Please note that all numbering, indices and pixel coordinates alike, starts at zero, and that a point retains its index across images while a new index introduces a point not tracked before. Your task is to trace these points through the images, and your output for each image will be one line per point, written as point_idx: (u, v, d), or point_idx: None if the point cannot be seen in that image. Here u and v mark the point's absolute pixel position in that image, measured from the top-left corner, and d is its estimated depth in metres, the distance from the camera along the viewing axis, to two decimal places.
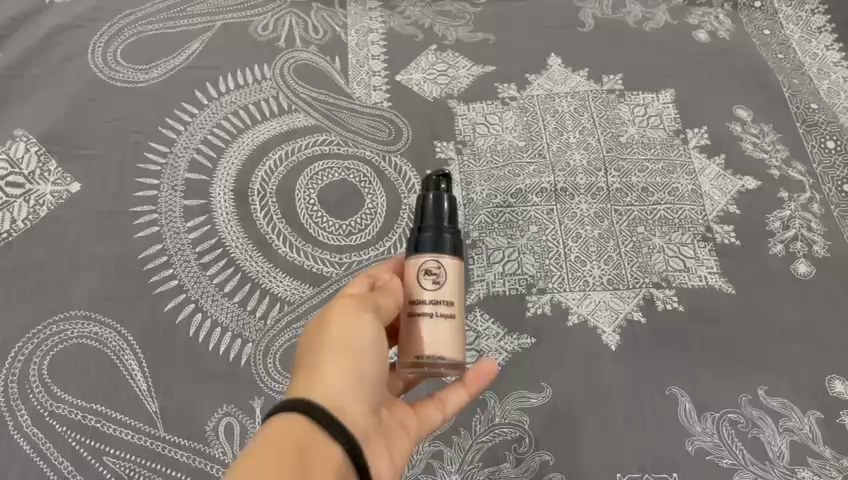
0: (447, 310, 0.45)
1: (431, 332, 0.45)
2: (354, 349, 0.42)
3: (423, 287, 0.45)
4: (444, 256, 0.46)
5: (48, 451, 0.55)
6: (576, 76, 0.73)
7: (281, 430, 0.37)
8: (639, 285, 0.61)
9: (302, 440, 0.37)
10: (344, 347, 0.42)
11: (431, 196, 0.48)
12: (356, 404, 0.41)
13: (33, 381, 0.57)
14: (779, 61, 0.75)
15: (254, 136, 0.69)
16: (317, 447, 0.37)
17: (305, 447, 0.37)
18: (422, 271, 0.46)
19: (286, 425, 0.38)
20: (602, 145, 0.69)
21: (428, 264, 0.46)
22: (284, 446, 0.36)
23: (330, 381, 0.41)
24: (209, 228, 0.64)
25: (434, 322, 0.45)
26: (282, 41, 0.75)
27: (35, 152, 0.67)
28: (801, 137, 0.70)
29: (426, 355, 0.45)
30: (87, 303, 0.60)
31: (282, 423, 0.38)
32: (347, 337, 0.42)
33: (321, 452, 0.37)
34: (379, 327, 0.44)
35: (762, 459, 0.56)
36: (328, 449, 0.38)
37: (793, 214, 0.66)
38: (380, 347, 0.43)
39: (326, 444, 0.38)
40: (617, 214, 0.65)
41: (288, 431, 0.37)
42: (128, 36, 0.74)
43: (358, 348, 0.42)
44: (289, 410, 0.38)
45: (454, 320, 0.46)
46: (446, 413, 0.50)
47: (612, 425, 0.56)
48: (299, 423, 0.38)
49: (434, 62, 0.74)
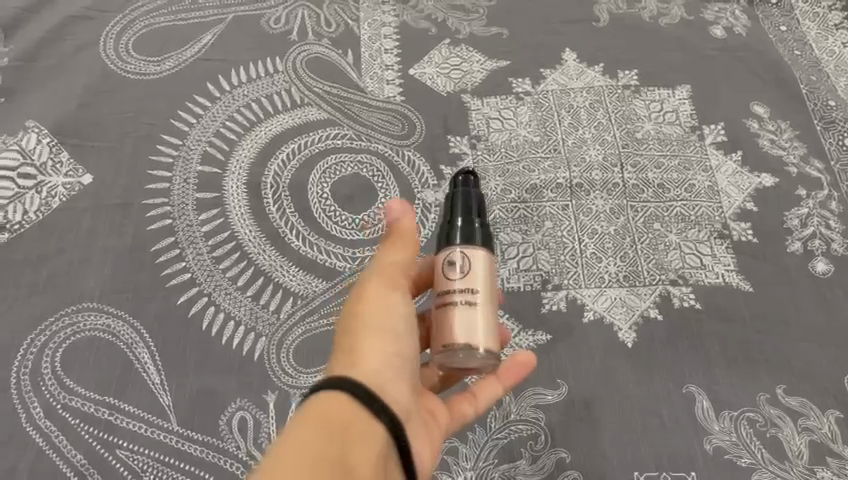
0: (471, 298, 0.44)
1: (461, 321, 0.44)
2: (385, 329, 0.43)
3: (450, 277, 0.45)
4: (473, 247, 0.46)
5: (60, 444, 0.54)
6: (591, 72, 0.72)
7: (319, 408, 0.36)
8: (655, 282, 0.61)
9: (342, 417, 0.36)
10: (376, 328, 0.42)
11: (460, 193, 0.48)
12: (396, 384, 0.41)
13: (46, 373, 0.57)
14: (796, 57, 0.74)
15: (267, 129, 0.68)
16: (357, 423, 0.36)
17: (345, 424, 0.36)
18: (449, 262, 0.45)
19: (324, 402, 0.37)
20: (618, 141, 0.68)
21: (456, 255, 0.45)
22: (323, 426, 0.35)
23: (369, 360, 0.41)
24: (222, 222, 0.64)
25: (462, 309, 0.44)
26: (294, 34, 0.74)
27: (47, 143, 0.67)
28: (818, 135, 0.69)
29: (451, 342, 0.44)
30: (100, 296, 0.60)
31: (320, 401, 0.37)
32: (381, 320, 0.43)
33: (363, 429, 0.36)
34: (405, 310, 0.44)
35: (781, 458, 0.55)
36: (369, 425, 0.37)
37: (811, 212, 0.65)
38: (410, 330, 0.44)
39: (365, 420, 0.37)
40: (633, 210, 0.64)
41: (326, 409, 0.36)
42: (140, 28, 0.74)
43: (390, 328, 0.43)
44: (326, 389, 0.38)
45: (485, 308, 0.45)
46: (479, 407, 0.49)
47: (629, 424, 0.55)
48: (337, 400, 0.37)
49: (448, 56, 0.73)
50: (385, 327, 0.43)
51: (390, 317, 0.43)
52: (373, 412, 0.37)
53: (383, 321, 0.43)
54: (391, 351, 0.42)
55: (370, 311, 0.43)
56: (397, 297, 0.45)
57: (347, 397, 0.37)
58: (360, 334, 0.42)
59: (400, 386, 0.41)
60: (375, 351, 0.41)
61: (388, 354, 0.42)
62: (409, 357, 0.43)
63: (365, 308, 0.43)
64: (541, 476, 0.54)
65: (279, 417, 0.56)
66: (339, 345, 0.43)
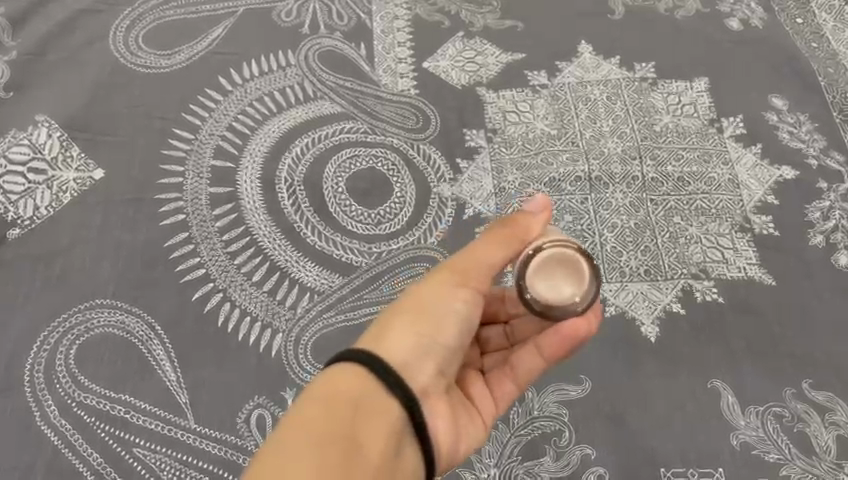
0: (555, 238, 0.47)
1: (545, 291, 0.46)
2: (425, 311, 0.44)
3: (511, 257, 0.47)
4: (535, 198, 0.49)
5: (76, 442, 0.53)
6: (607, 64, 0.71)
7: (334, 383, 0.38)
8: (677, 276, 0.60)
9: (355, 391, 0.38)
10: (412, 306, 0.44)
11: None
12: (419, 364, 0.42)
13: (59, 371, 0.56)
14: (813, 50, 0.73)
15: (281, 123, 0.67)
16: (371, 400, 0.38)
17: (359, 400, 0.37)
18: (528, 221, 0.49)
19: (339, 376, 0.38)
20: (636, 134, 0.67)
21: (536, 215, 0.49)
22: (336, 400, 0.37)
23: (392, 336, 0.42)
24: (236, 217, 0.63)
25: (542, 271, 0.46)
26: (305, 27, 0.73)
27: (58, 138, 0.66)
28: (837, 127, 0.69)
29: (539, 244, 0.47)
30: (113, 292, 0.59)
31: (336, 375, 0.38)
32: (428, 304, 0.44)
33: (378, 406, 0.38)
34: (461, 300, 0.45)
35: (808, 454, 0.54)
36: (383, 403, 0.38)
37: (833, 205, 0.64)
38: (458, 322, 0.45)
39: (383, 400, 0.38)
40: (653, 203, 0.64)
41: (341, 384, 0.38)
42: (149, 22, 0.73)
43: (431, 311, 0.44)
44: (342, 358, 0.40)
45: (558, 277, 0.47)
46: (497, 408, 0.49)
47: (654, 420, 0.55)
48: (352, 375, 0.39)
49: (462, 49, 0.72)
50: (424, 310, 0.44)
51: (431, 302, 0.44)
52: (388, 389, 0.39)
53: (423, 304, 0.44)
54: (420, 331, 0.43)
55: (415, 294, 0.45)
56: (457, 289, 0.45)
57: (363, 369, 0.39)
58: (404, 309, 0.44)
59: (421, 365, 0.43)
60: (412, 332, 0.43)
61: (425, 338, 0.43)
62: (440, 341, 0.44)
63: (414, 290, 0.45)
64: (565, 473, 0.53)
65: None
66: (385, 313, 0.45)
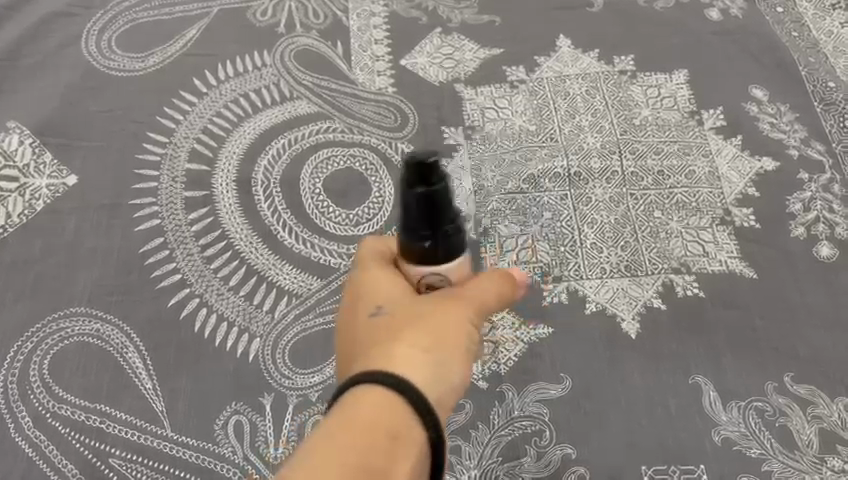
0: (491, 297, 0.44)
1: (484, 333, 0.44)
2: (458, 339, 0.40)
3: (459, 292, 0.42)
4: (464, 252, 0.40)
5: (50, 453, 0.53)
6: (586, 58, 0.71)
7: (364, 409, 0.33)
8: (658, 271, 0.60)
9: (391, 421, 0.33)
10: (436, 329, 0.39)
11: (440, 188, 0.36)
12: (446, 393, 0.39)
13: (34, 382, 0.55)
14: (794, 38, 0.72)
15: (257, 124, 0.67)
16: (407, 432, 0.33)
17: (392, 434, 0.33)
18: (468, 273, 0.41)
19: (371, 399, 0.34)
20: (615, 128, 0.67)
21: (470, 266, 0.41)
22: (364, 431, 0.32)
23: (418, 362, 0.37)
24: (213, 221, 0.62)
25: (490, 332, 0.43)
26: (281, 26, 0.72)
27: (29, 144, 0.65)
28: (818, 117, 0.68)
29: None
30: (88, 300, 0.58)
31: (366, 398, 0.34)
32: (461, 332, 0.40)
33: (408, 444, 0.33)
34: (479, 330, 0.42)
35: (791, 448, 0.54)
36: (418, 436, 0.34)
37: (814, 195, 0.64)
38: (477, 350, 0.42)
39: (415, 433, 0.34)
40: (633, 198, 0.63)
41: (371, 410, 0.33)
42: (123, 24, 0.72)
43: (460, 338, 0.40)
44: (374, 384, 0.34)
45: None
46: None
47: (635, 417, 0.54)
48: (384, 400, 0.34)
49: (439, 45, 0.71)
50: (449, 333, 0.39)
51: (453, 328, 0.40)
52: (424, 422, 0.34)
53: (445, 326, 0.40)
54: (445, 358, 0.39)
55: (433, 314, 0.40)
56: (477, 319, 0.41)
57: (397, 399, 0.34)
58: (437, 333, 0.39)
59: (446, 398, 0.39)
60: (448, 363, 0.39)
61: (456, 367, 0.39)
62: (463, 369, 0.40)
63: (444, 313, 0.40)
64: (546, 473, 0.52)
65: (275, 421, 0.54)
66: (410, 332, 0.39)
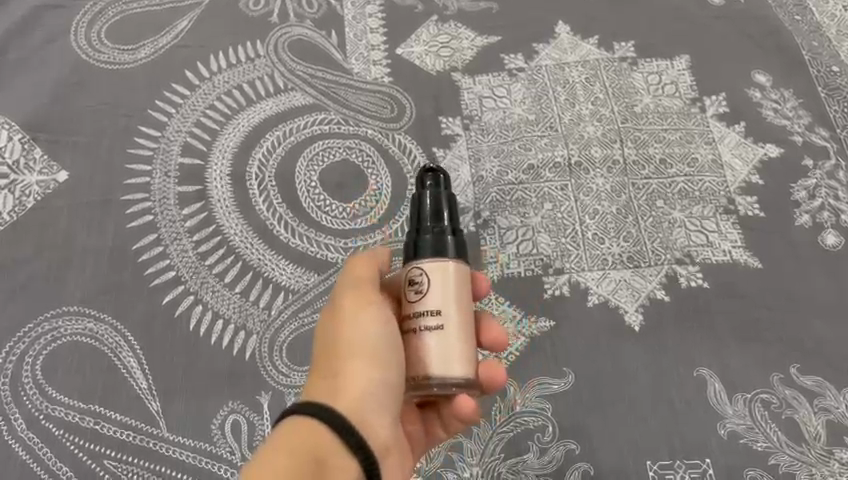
0: (439, 321, 0.42)
1: (432, 348, 0.42)
2: (359, 346, 0.42)
3: (410, 297, 0.43)
4: (442, 260, 0.43)
5: (44, 456, 0.52)
6: (586, 45, 0.69)
7: (296, 435, 0.37)
8: (661, 262, 0.59)
9: (316, 445, 0.37)
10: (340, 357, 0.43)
11: (444, 196, 0.45)
12: (365, 403, 0.41)
13: (26, 383, 0.54)
14: (796, 22, 0.71)
15: (251, 116, 0.65)
16: (330, 454, 0.37)
17: (319, 452, 0.37)
18: (410, 283, 0.43)
19: (299, 428, 0.38)
20: (617, 116, 0.65)
21: (415, 274, 0.43)
22: (297, 452, 0.36)
23: (347, 382, 0.42)
24: (207, 216, 0.61)
25: (434, 353, 0.42)
26: (274, 16, 0.71)
27: (19, 139, 0.63)
28: (822, 102, 0.67)
29: (414, 314, 0.42)
30: (81, 299, 0.57)
31: (295, 428, 0.37)
32: (359, 338, 0.43)
33: (335, 463, 0.37)
34: (387, 320, 0.43)
35: (798, 441, 0.53)
36: (341, 456, 0.37)
37: (819, 182, 0.63)
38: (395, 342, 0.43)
39: (339, 454, 0.37)
40: (635, 187, 0.62)
41: (301, 437, 0.37)
42: (112, 15, 0.70)
43: (361, 343, 0.42)
44: (301, 416, 0.38)
45: (458, 329, 0.42)
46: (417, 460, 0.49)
47: (640, 412, 0.53)
48: (311, 429, 0.38)
49: (436, 33, 0.70)
50: (350, 351, 0.43)
51: (357, 336, 0.43)
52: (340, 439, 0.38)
53: (359, 341, 0.42)
54: (368, 373, 0.42)
55: (348, 332, 0.43)
56: (373, 312, 0.43)
57: (320, 423, 0.38)
58: (340, 356, 0.43)
59: (377, 421, 0.42)
60: (355, 373, 0.42)
61: (369, 373, 0.42)
62: (381, 372, 0.42)
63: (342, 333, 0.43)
64: (549, 470, 0.52)
65: (273, 419, 0.53)
66: (322, 371, 0.43)
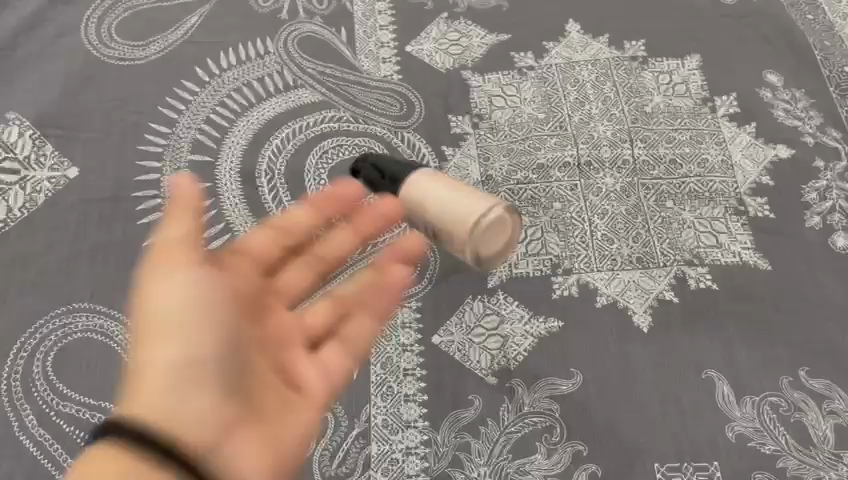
0: (457, 200, 0.50)
1: (461, 218, 0.50)
2: (156, 326, 0.39)
3: (425, 197, 0.51)
4: (412, 175, 0.52)
5: (56, 453, 0.52)
6: (596, 44, 0.69)
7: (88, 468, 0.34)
8: (670, 263, 0.59)
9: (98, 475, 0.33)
10: (146, 343, 0.38)
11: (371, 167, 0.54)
12: (171, 390, 0.37)
13: (37, 379, 0.54)
14: (809, 22, 0.70)
15: (261, 113, 0.65)
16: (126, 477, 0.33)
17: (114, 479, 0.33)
18: (417, 189, 0.51)
19: (100, 456, 0.34)
20: (627, 116, 0.65)
21: (415, 182, 0.51)
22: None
23: (145, 355, 0.38)
24: (216, 213, 0.61)
25: (471, 219, 0.50)
26: (284, 12, 0.71)
27: (30, 136, 0.64)
28: (834, 102, 0.66)
29: (438, 206, 0.50)
30: (91, 296, 0.57)
31: (96, 456, 0.34)
32: (158, 311, 0.39)
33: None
34: (185, 285, 0.39)
35: (807, 444, 0.53)
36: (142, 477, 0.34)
37: (830, 184, 0.62)
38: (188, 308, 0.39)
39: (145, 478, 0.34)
40: (644, 188, 0.62)
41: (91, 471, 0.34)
42: (123, 12, 0.70)
43: (154, 321, 0.39)
44: (95, 448, 0.35)
45: (470, 194, 0.51)
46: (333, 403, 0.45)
47: (648, 414, 0.53)
48: (108, 458, 0.34)
49: (446, 31, 0.70)
50: (153, 331, 0.39)
51: (161, 314, 0.39)
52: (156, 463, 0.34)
53: (171, 322, 0.39)
54: (164, 349, 0.38)
55: (153, 308, 0.39)
56: (181, 275, 0.39)
57: (116, 446, 0.34)
58: (142, 342, 0.39)
59: (202, 407, 0.37)
60: (150, 354, 0.38)
61: (167, 354, 0.38)
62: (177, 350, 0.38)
63: (152, 311, 0.39)
64: (556, 471, 0.52)
65: None
66: (134, 359, 0.39)
